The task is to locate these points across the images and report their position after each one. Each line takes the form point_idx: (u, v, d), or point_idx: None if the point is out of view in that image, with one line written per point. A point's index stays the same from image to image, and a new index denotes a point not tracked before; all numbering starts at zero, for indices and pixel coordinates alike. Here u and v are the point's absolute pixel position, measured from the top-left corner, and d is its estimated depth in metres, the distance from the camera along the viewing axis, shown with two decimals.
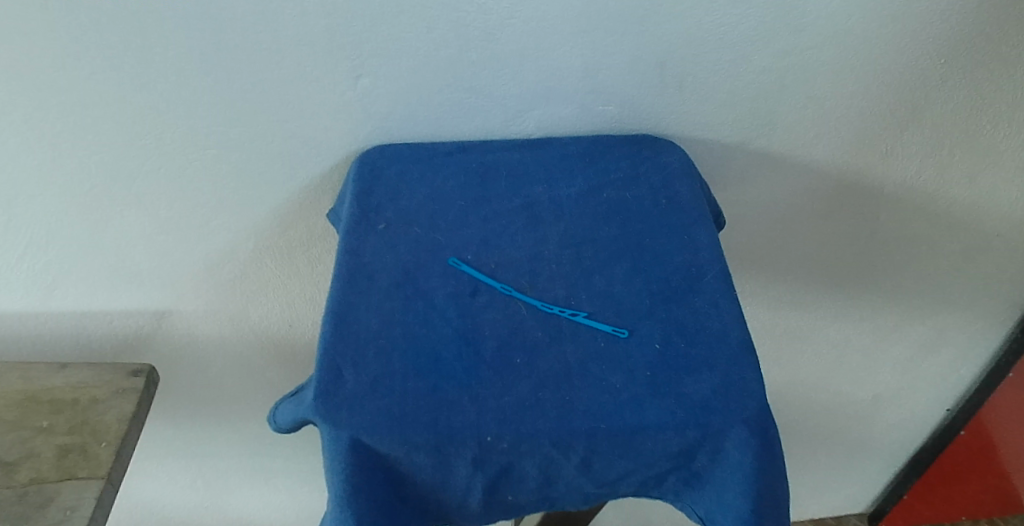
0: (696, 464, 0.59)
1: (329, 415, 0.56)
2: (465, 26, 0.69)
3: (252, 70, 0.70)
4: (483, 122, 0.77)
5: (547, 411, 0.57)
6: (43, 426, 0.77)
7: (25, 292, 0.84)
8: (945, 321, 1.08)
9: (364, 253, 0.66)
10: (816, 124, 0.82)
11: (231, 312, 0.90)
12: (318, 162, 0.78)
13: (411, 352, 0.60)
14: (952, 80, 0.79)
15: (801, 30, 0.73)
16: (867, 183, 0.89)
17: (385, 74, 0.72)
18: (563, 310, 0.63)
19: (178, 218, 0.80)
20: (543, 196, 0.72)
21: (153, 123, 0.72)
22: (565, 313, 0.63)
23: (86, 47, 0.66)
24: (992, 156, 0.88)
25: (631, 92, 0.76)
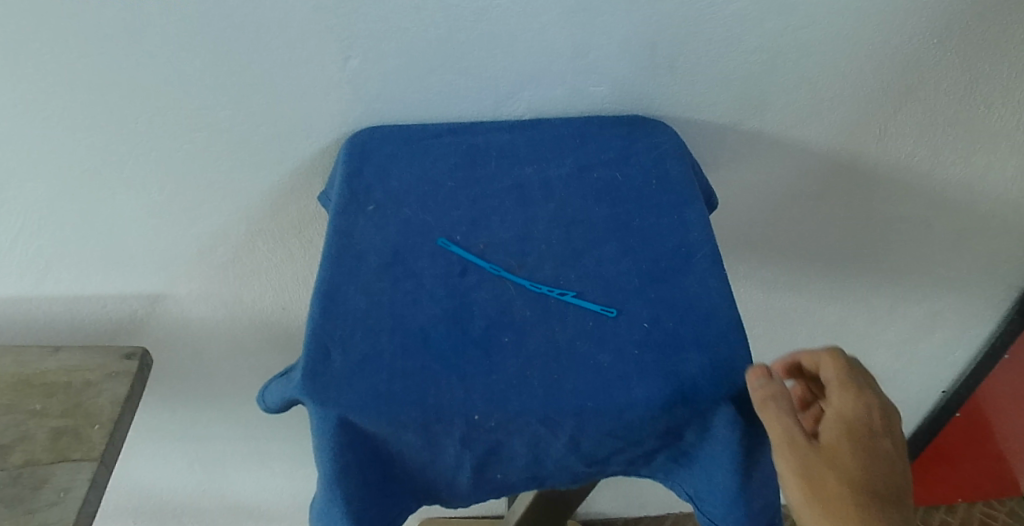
0: (685, 443, 0.60)
1: (317, 394, 0.56)
2: (453, 7, 0.69)
3: (241, 52, 0.69)
4: (473, 103, 0.77)
5: (535, 389, 0.57)
6: (36, 409, 0.78)
7: (19, 277, 0.84)
8: (940, 301, 1.08)
9: (352, 234, 0.66)
10: (808, 104, 0.81)
11: (225, 296, 0.90)
12: (309, 144, 0.77)
13: (399, 332, 0.60)
14: (946, 59, 0.79)
15: (790, 9, 0.73)
16: (860, 163, 0.88)
17: (375, 55, 0.71)
18: (552, 290, 0.63)
19: (170, 202, 0.80)
20: (533, 177, 0.72)
21: (143, 105, 0.72)
22: (554, 292, 0.63)
23: (71, 31, 0.65)
24: (987, 136, 0.87)
25: (622, 72, 0.76)
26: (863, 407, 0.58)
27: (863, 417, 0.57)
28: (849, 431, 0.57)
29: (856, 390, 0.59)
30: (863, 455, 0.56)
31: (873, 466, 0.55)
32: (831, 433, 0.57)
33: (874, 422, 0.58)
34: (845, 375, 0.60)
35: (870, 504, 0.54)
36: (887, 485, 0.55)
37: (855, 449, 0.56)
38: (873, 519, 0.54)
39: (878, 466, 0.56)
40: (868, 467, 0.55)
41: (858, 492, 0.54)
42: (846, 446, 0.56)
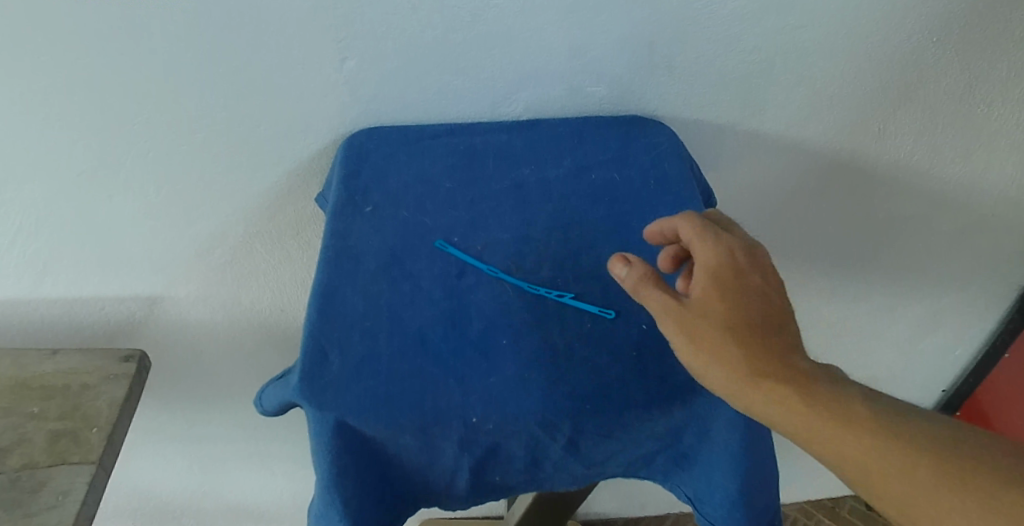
0: (684, 444, 0.60)
1: (315, 397, 0.56)
2: (450, 7, 0.68)
3: (238, 53, 0.69)
4: (470, 104, 0.76)
5: (534, 391, 0.57)
6: (34, 412, 0.78)
7: (17, 279, 0.83)
8: (939, 300, 1.08)
9: (350, 236, 0.66)
10: (806, 103, 0.81)
11: (223, 298, 0.90)
12: (306, 145, 0.77)
13: (397, 335, 0.60)
14: (945, 57, 0.79)
15: (789, 8, 0.73)
16: (859, 162, 0.88)
17: (372, 56, 0.71)
18: (550, 291, 0.62)
19: (168, 203, 0.80)
20: (531, 178, 0.71)
21: (139, 106, 0.71)
22: (552, 293, 0.62)
23: (66, 32, 0.65)
24: (986, 135, 0.87)
25: (619, 72, 0.76)
26: (722, 251, 0.57)
27: (726, 259, 0.57)
28: (713, 275, 0.56)
29: (712, 236, 0.58)
30: (733, 294, 0.56)
31: (744, 306, 0.55)
32: (700, 283, 0.57)
33: (737, 258, 0.57)
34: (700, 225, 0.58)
35: (753, 343, 0.54)
36: (761, 314, 0.55)
37: (723, 289, 0.56)
38: (758, 356, 0.54)
39: (751, 301, 0.56)
40: (739, 304, 0.55)
41: (734, 331, 0.54)
42: (715, 290, 0.56)
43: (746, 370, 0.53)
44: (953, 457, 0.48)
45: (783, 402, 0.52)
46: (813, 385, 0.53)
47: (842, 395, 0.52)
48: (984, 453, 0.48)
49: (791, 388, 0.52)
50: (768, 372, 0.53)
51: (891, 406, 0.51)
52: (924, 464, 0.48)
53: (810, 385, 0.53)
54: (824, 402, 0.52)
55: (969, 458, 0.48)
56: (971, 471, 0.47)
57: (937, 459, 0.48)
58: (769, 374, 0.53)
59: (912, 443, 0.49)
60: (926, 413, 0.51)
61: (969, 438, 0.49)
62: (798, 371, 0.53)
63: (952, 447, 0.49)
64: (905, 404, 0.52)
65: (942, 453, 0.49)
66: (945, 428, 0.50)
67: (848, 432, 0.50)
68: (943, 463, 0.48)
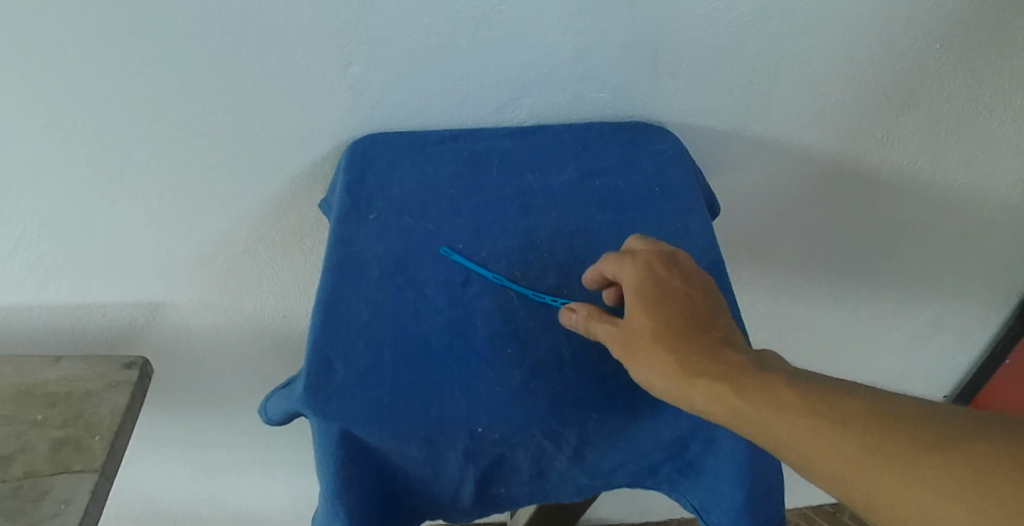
0: (690, 454, 0.60)
1: (320, 407, 0.56)
2: (454, 13, 0.68)
3: (241, 59, 0.69)
4: (474, 110, 0.76)
5: (539, 402, 0.57)
6: (37, 419, 0.77)
7: (19, 285, 0.83)
8: (942, 306, 1.07)
9: (354, 243, 0.66)
10: (810, 110, 0.81)
11: (226, 304, 0.90)
12: (309, 151, 0.77)
13: (402, 344, 0.60)
14: (949, 64, 0.78)
15: (793, 14, 0.72)
16: (863, 168, 0.88)
17: (375, 62, 0.71)
18: (555, 299, 0.62)
19: (170, 210, 0.79)
20: (535, 185, 0.71)
21: (142, 112, 0.71)
22: (558, 301, 0.62)
23: (70, 39, 0.65)
24: (989, 142, 0.87)
25: (623, 78, 0.76)
26: (644, 265, 0.58)
27: (646, 272, 0.57)
28: (637, 288, 0.57)
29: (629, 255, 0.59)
30: (658, 303, 0.56)
31: (670, 313, 0.55)
32: (628, 299, 0.57)
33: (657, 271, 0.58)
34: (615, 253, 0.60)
35: (679, 343, 0.54)
36: (688, 316, 0.55)
37: (648, 300, 0.56)
38: (686, 355, 0.53)
39: (675, 307, 0.56)
40: (664, 311, 0.55)
41: (663, 337, 0.54)
42: (642, 302, 0.56)
43: (680, 371, 0.53)
44: (895, 427, 0.47)
45: (719, 399, 0.51)
46: (744, 373, 0.51)
47: (777, 381, 0.50)
48: (926, 421, 0.46)
49: (726, 383, 0.51)
50: (702, 371, 0.52)
51: (829, 385, 0.50)
52: (868, 438, 0.47)
53: (744, 376, 0.51)
54: (760, 391, 0.50)
55: (912, 428, 0.46)
56: (916, 440, 0.46)
57: (881, 432, 0.47)
58: (703, 372, 0.52)
59: (853, 419, 0.47)
60: (866, 387, 0.50)
61: (910, 407, 0.47)
62: (732, 365, 0.52)
63: (894, 418, 0.47)
64: (843, 382, 0.50)
65: (884, 426, 0.47)
66: (886, 400, 0.48)
67: (787, 417, 0.49)
68: (886, 436, 0.46)
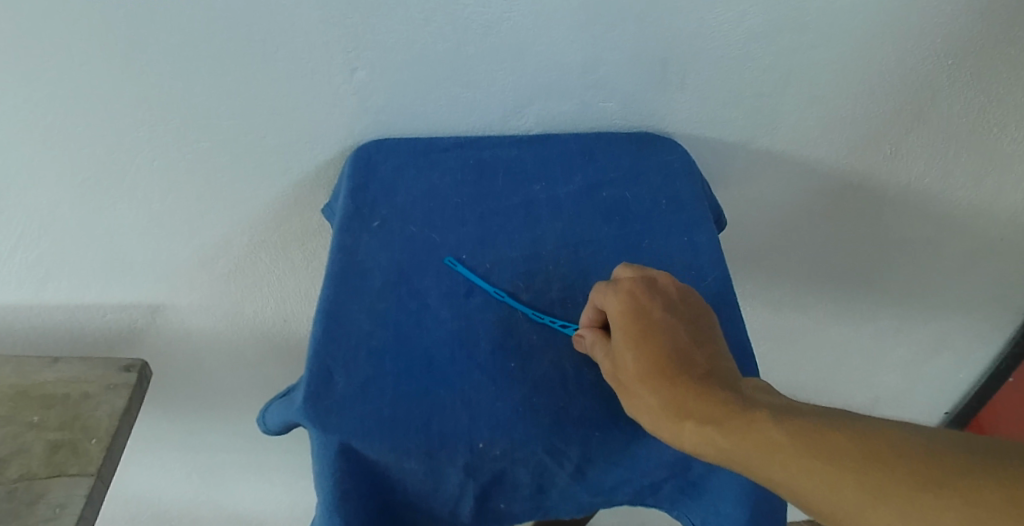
0: (693, 473, 0.60)
1: (319, 419, 0.56)
2: (462, 19, 0.68)
3: (247, 62, 0.68)
4: (481, 118, 0.76)
5: (541, 418, 0.57)
6: (34, 421, 0.77)
7: (18, 284, 0.83)
8: (947, 323, 1.07)
9: (357, 251, 0.65)
10: (819, 124, 0.80)
11: (226, 307, 0.89)
12: (314, 155, 0.76)
13: (403, 356, 0.59)
14: (960, 81, 0.78)
15: (805, 27, 0.72)
16: (871, 183, 0.87)
17: (382, 68, 0.70)
18: (553, 321, 0.62)
19: (172, 212, 0.79)
20: (541, 195, 0.71)
21: (145, 114, 0.71)
22: (557, 323, 0.62)
23: (74, 40, 0.65)
24: (999, 160, 0.86)
25: (632, 88, 0.75)
26: (627, 295, 0.58)
27: (628, 302, 0.57)
28: (621, 321, 0.57)
29: (612, 286, 0.59)
30: (640, 335, 0.55)
31: (653, 345, 0.55)
32: (614, 331, 0.57)
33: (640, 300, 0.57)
34: (602, 285, 0.60)
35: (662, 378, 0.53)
36: (671, 348, 0.55)
37: (631, 332, 0.56)
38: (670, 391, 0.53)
39: (659, 340, 0.55)
40: (648, 344, 0.55)
41: (645, 372, 0.54)
42: (626, 336, 0.56)
43: (666, 409, 0.52)
44: (887, 465, 0.45)
45: (706, 440, 0.50)
46: (729, 412, 0.51)
47: (765, 418, 0.49)
48: (920, 457, 0.44)
49: (713, 423, 0.50)
50: (689, 409, 0.52)
51: (820, 420, 0.48)
52: (863, 482, 0.45)
53: (732, 413, 0.50)
54: (748, 430, 0.49)
55: (905, 466, 0.44)
56: (910, 478, 0.44)
57: (873, 471, 0.45)
58: (689, 410, 0.52)
59: (843, 458, 0.46)
60: (859, 420, 0.48)
61: (904, 441, 0.45)
62: (719, 400, 0.51)
63: (886, 454, 0.45)
64: (836, 414, 0.49)
65: (877, 466, 0.45)
66: (876, 434, 0.46)
67: (776, 458, 0.48)
68: (879, 474, 0.44)
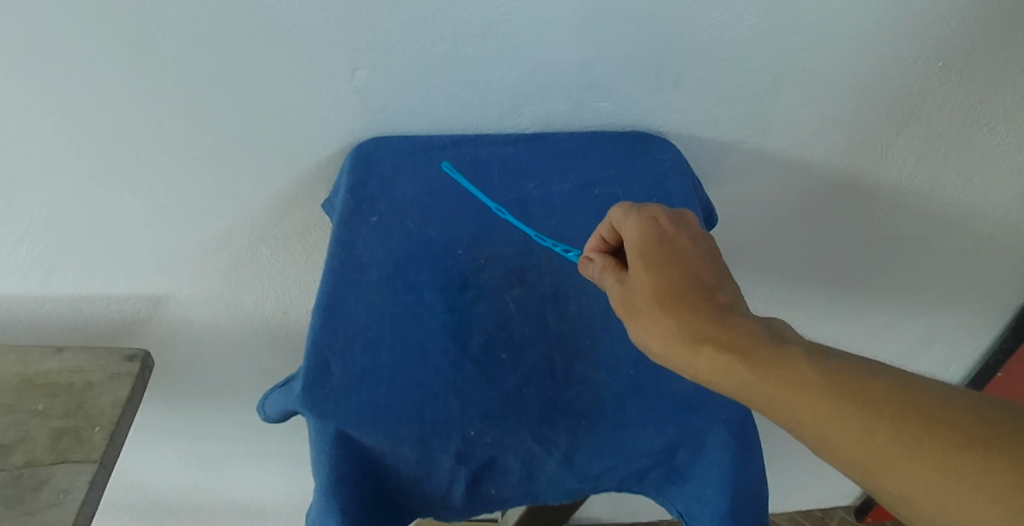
0: (677, 461, 0.62)
1: (317, 406, 0.58)
2: (461, 21, 0.69)
3: (250, 59, 0.70)
4: (478, 116, 0.77)
5: (531, 407, 0.60)
6: (39, 409, 0.79)
7: (23, 275, 0.84)
8: (937, 319, 1.08)
9: (354, 245, 0.67)
10: (810, 123, 0.82)
11: (227, 299, 0.91)
12: (314, 152, 0.78)
13: (399, 346, 0.61)
14: (949, 83, 0.79)
15: (797, 29, 0.73)
16: (861, 182, 0.89)
17: (383, 67, 0.72)
18: (556, 245, 0.68)
19: (175, 206, 0.81)
20: (535, 192, 0.73)
21: (151, 111, 0.72)
22: (558, 247, 0.68)
23: (81, 38, 0.66)
24: (989, 159, 0.87)
25: (626, 89, 0.77)
26: (649, 224, 0.61)
27: (650, 231, 0.60)
28: (640, 246, 0.60)
29: (636, 211, 0.62)
30: (661, 263, 0.58)
31: (676, 278, 0.58)
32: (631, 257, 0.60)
33: (664, 233, 0.60)
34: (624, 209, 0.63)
35: (685, 307, 0.56)
36: (693, 280, 0.58)
37: (652, 260, 0.59)
38: (692, 320, 0.56)
39: (685, 276, 0.58)
40: (669, 272, 0.58)
41: (665, 298, 0.57)
42: (646, 262, 0.59)
43: (685, 335, 0.55)
44: (920, 418, 0.47)
45: (728, 368, 0.53)
46: (756, 347, 0.54)
47: (795, 358, 0.52)
48: (951, 414, 0.47)
49: (736, 354, 0.54)
50: (710, 337, 0.55)
51: (851, 365, 0.51)
52: (894, 430, 0.48)
53: (759, 348, 0.53)
54: (775, 367, 0.52)
55: (940, 422, 0.47)
56: (940, 432, 0.47)
57: (905, 421, 0.48)
58: (710, 338, 0.55)
59: (873, 403, 0.49)
60: (891, 370, 0.51)
61: (937, 395, 0.48)
62: (743, 335, 0.54)
63: (915, 405, 0.48)
64: (864, 361, 0.52)
65: (911, 417, 0.48)
66: (909, 385, 0.49)
67: (804, 394, 0.51)
68: (909, 424, 0.48)
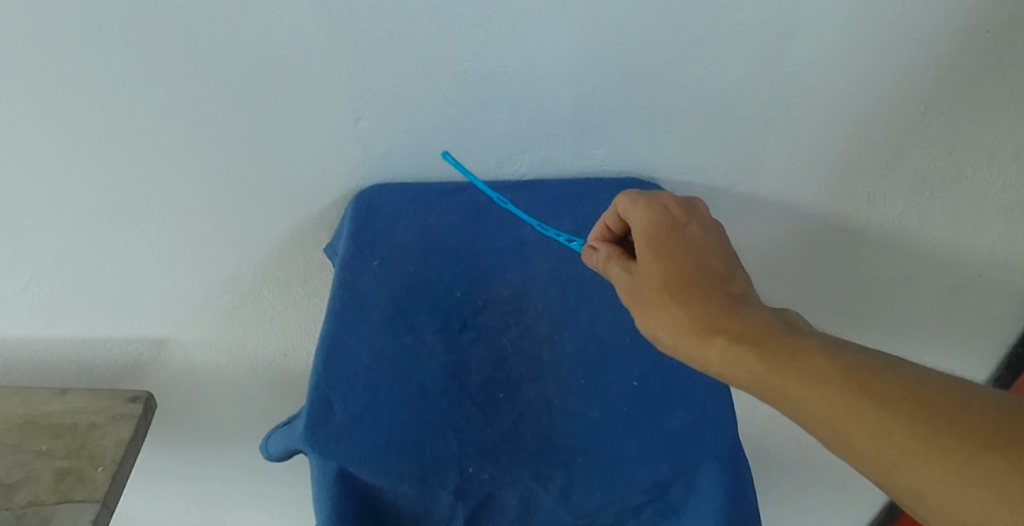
0: (672, 497, 0.65)
1: (319, 445, 0.60)
2: (460, 72, 0.73)
3: (257, 108, 0.73)
4: (477, 164, 0.80)
5: (528, 443, 0.64)
6: (42, 450, 0.80)
7: (29, 318, 0.86)
8: (929, 357, 1.10)
9: (356, 288, 0.69)
10: (797, 169, 0.85)
11: (228, 342, 0.92)
12: (318, 198, 0.81)
13: (399, 386, 0.64)
14: (934, 126, 0.81)
15: (782, 79, 0.77)
16: (848, 224, 0.92)
17: (384, 117, 0.75)
18: (559, 236, 0.72)
19: (181, 250, 0.83)
20: (532, 236, 0.75)
21: (161, 159, 0.75)
22: (561, 237, 0.72)
23: (94, 90, 0.69)
24: (975, 199, 0.89)
25: (620, 136, 0.80)
26: (656, 214, 0.66)
27: (658, 222, 0.66)
28: (650, 235, 0.65)
29: (645, 200, 0.67)
30: (671, 254, 0.63)
31: (687, 270, 0.62)
32: (641, 247, 0.65)
33: (673, 223, 0.66)
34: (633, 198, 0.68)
35: (697, 300, 0.61)
36: (704, 274, 0.63)
37: (663, 251, 0.64)
38: (705, 312, 0.60)
39: (697, 274, 0.62)
40: (678, 264, 0.63)
41: (678, 289, 0.61)
42: (655, 252, 0.64)
43: (698, 327, 0.60)
44: (935, 417, 0.51)
45: (741, 359, 0.57)
46: (770, 341, 0.58)
47: (807, 352, 0.56)
48: (964, 412, 0.50)
49: (748, 346, 0.58)
50: (723, 329, 0.59)
51: (862, 360, 0.55)
52: (909, 427, 0.51)
53: (772, 342, 0.57)
54: (787, 360, 0.56)
55: (954, 422, 0.50)
56: (947, 426, 0.50)
57: (919, 418, 0.51)
58: (723, 330, 0.59)
59: (887, 399, 0.52)
60: (903, 365, 0.54)
61: (949, 394, 0.52)
62: (754, 328, 0.59)
63: (930, 404, 0.52)
64: (879, 357, 0.55)
65: (925, 415, 0.51)
66: (923, 383, 0.53)
67: (818, 387, 0.54)
68: (922, 420, 0.51)
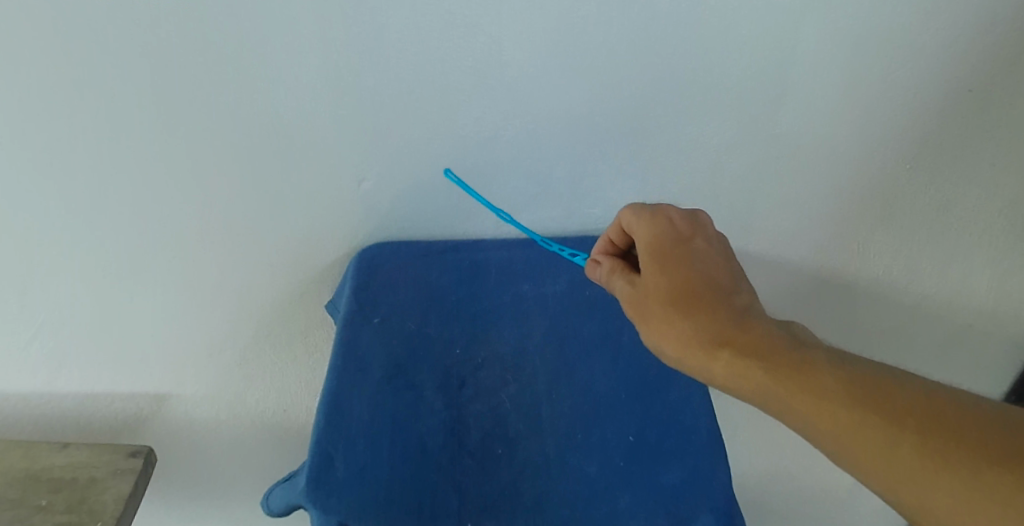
0: None
1: (319, 501, 0.63)
2: (461, 136, 0.76)
3: (262, 173, 0.75)
4: (477, 224, 0.82)
5: (524, 500, 0.67)
6: (43, 503, 0.81)
7: (32, 374, 0.88)
8: None
9: (357, 346, 0.72)
10: (785, 227, 0.88)
11: (229, 398, 0.94)
12: (321, 257, 0.83)
13: (400, 443, 0.67)
14: (917, 184, 0.85)
15: (770, 141, 0.80)
16: (838, 280, 0.94)
17: (386, 179, 0.78)
18: (563, 249, 0.79)
19: (185, 308, 0.85)
20: (530, 293, 0.78)
21: (167, 223, 0.77)
22: (564, 251, 0.79)
23: (102, 161, 0.71)
24: (960, 254, 0.92)
25: (614, 197, 0.83)
26: (661, 228, 0.69)
27: (662, 237, 0.69)
28: (655, 250, 0.68)
29: (650, 215, 0.70)
30: (674, 269, 0.67)
31: (691, 284, 0.66)
32: (646, 261, 0.68)
33: (677, 237, 0.69)
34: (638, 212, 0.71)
35: (703, 314, 0.64)
36: (709, 287, 0.66)
37: (667, 266, 0.67)
38: (711, 325, 0.63)
39: (705, 293, 0.65)
40: (683, 279, 0.66)
41: (683, 305, 0.65)
42: (660, 267, 0.67)
43: (704, 340, 0.63)
44: (941, 432, 0.53)
45: (745, 372, 0.60)
46: (776, 354, 0.60)
47: (813, 366, 0.59)
48: (969, 427, 0.53)
49: (755, 359, 0.60)
50: (729, 343, 0.62)
51: (870, 375, 0.57)
52: (915, 441, 0.53)
53: (778, 355, 0.60)
54: (792, 374, 0.59)
55: (959, 437, 0.53)
56: (952, 441, 0.53)
57: (926, 434, 0.53)
58: (729, 343, 0.62)
59: (895, 415, 0.55)
60: (910, 380, 0.57)
61: (955, 410, 0.54)
62: (759, 341, 0.61)
63: (937, 419, 0.54)
64: (886, 371, 0.58)
65: (931, 431, 0.53)
66: (927, 396, 0.55)
67: (823, 399, 0.57)
68: (930, 437, 0.53)
